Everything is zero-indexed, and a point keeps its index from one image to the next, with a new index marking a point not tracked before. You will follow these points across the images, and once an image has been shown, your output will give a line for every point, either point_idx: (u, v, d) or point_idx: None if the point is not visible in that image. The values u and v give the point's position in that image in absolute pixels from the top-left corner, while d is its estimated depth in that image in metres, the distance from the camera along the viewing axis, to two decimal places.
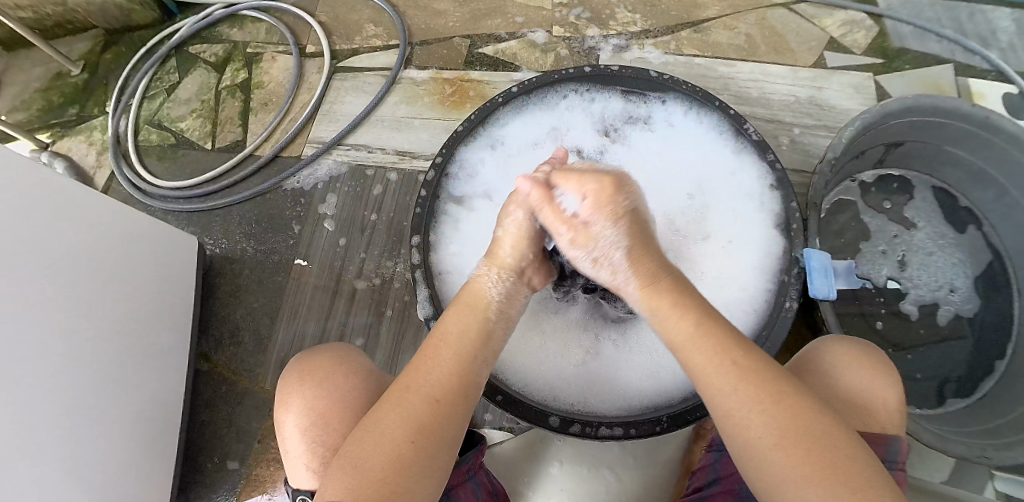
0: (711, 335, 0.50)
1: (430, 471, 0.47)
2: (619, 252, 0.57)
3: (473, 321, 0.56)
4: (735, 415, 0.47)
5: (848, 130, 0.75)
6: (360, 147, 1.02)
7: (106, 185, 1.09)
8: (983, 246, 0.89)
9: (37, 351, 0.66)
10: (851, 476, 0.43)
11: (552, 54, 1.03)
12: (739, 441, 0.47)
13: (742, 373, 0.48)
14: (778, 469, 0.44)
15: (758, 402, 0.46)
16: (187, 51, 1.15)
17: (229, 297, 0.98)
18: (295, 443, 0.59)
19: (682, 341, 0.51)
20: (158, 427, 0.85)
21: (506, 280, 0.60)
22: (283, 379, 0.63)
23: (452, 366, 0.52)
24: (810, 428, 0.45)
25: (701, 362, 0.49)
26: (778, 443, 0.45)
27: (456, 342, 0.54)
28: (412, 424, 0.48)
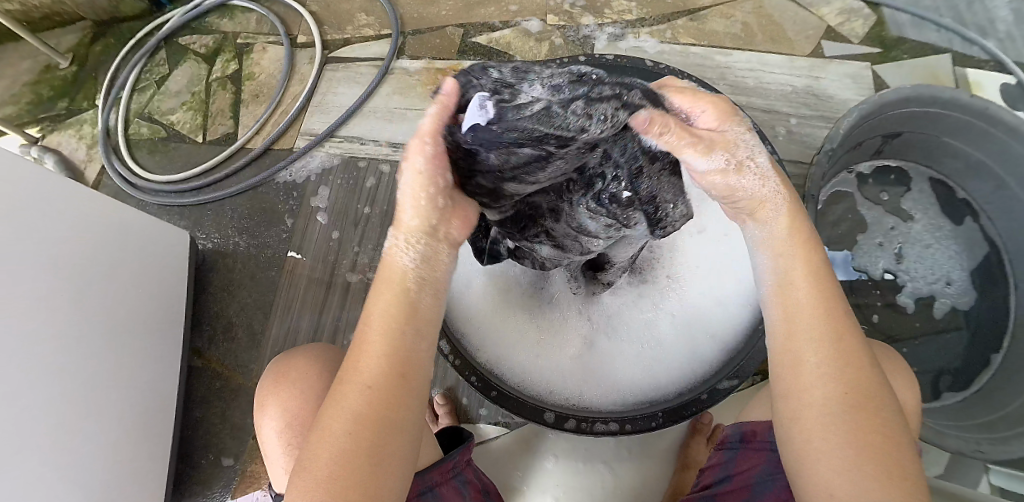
0: (817, 305, 0.45)
1: (384, 462, 0.42)
2: (683, 151, 0.46)
3: (407, 299, 0.45)
4: (809, 369, 0.43)
5: (845, 121, 0.75)
6: (352, 139, 1.00)
7: (96, 180, 1.08)
8: (980, 239, 0.88)
9: (32, 348, 0.66)
10: (896, 467, 0.40)
11: (546, 43, 1.01)
12: (796, 417, 0.43)
13: (841, 350, 0.43)
14: (828, 432, 0.41)
15: (835, 395, 0.42)
16: (177, 42, 1.13)
17: (222, 293, 0.97)
18: (273, 446, 0.58)
19: (793, 280, 0.46)
20: (152, 425, 0.84)
21: (421, 241, 0.47)
22: (261, 386, 0.62)
23: (386, 350, 0.44)
24: (881, 416, 0.42)
25: (797, 308, 0.45)
26: (844, 428, 0.41)
27: (392, 320, 0.45)
28: (350, 419, 0.42)
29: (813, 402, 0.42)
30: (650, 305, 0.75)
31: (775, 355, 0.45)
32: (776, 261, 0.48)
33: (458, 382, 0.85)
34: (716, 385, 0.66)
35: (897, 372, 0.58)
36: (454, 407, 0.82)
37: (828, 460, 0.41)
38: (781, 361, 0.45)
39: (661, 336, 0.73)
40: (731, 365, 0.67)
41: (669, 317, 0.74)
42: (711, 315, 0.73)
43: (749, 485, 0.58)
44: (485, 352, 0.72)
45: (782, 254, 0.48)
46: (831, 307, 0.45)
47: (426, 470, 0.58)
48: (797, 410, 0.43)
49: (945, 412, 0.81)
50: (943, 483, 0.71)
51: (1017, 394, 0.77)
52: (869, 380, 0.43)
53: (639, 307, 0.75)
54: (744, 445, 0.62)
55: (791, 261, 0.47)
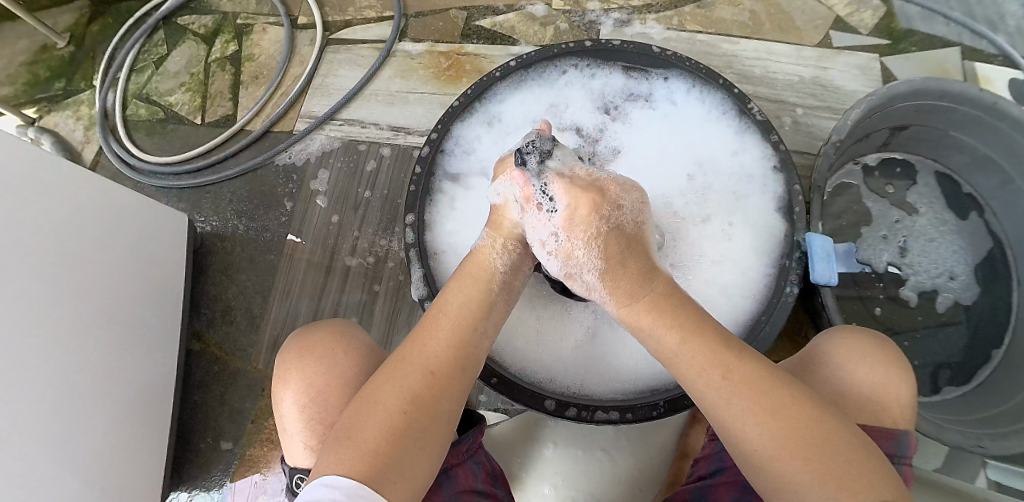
0: (711, 362, 0.48)
1: (427, 447, 0.46)
2: (592, 272, 0.56)
3: (476, 294, 0.54)
4: (720, 410, 0.47)
5: (854, 112, 0.73)
6: (352, 122, 0.99)
7: (94, 161, 1.06)
8: (984, 233, 0.88)
9: (30, 331, 0.65)
10: (836, 466, 0.42)
11: (550, 28, 1.00)
12: (758, 480, 0.45)
13: (730, 380, 0.47)
14: (761, 456, 0.45)
15: (768, 436, 0.44)
16: (176, 22, 1.11)
17: (223, 276, 0.96)
18: (293, 420, 0.57)
19: (658, 325, 0.52)
20: (150, 408, 0.83)
21: (511, 251, 0.58)
22: (282, 355, 0.61)
23: (453, 337, 0.51)
24: (797, 423, 0.44)
25: (673, 350, 0.51)
26: (775, 448, 0.44)
27: (461, 316, 0.52)
28: (407, 396, 0.46)
29: (756, 452, 0.45)
30: None
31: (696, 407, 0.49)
32: (654, 336, 0.52)
33: None
34: None
35: (885, 359, 0.56)
36: None
37: (779, 483, 0.44)
38: (715, 418, 0.48)
39: None
40: None
41: None
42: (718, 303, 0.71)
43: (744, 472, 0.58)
44: None
45: (653, 326, 0.52)
46: (699, 339, 0.50)
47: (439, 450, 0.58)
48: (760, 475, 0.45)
49: (946, 406, 0.81)
50: (940, 477, 0.72)
51: (1018, 390, 0.77)
52: (791, 406, 0.45)
53: None
54: None
55: (662, 328, 0.52)
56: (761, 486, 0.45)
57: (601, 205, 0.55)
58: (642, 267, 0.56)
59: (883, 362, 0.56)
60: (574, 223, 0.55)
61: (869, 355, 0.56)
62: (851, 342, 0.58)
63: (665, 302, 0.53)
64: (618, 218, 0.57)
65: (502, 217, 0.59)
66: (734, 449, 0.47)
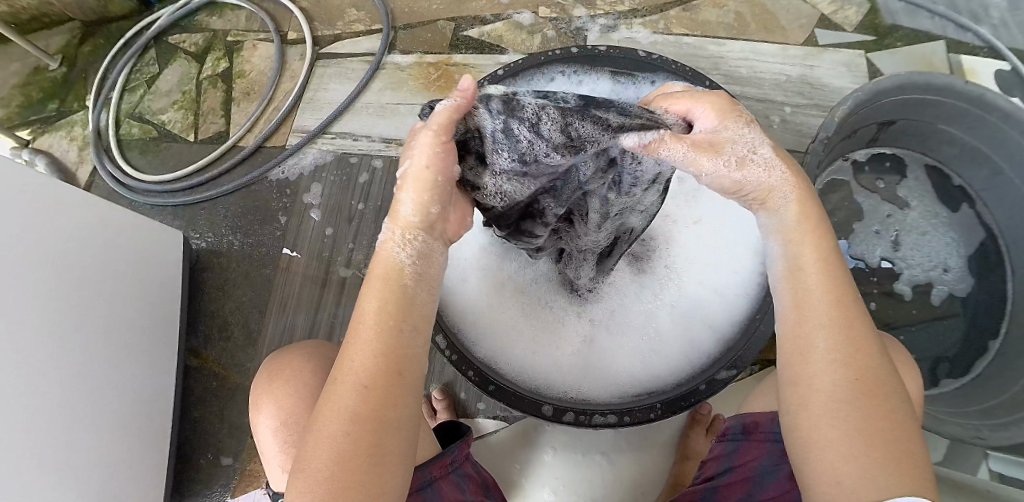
0: (834, 319, 0.44)
1: (385, 463, 0.42)
2: (763, 147, 0.49)
3: (393, 292, 0.45)
4: (813, 362, 0.44)
5: (840, 109, 0.74)
6: (345, 135, 1.00)
7: (88, 181, 1.07)
8: (976, 225, 0.88)
9: (28, 354, 0.66)
10: (899, 450, 0.41)
11: (538, 35, 1.01)
12: (800, 406, 0.44)
13: (845, 339, 0.44)
14: (829, 424, 0.42)
15: (847, 374, 0.43)
16: (167, 41, 1.12)
17: (215, 293, 0.97)
18: (269, 444, 0.58)
19: (807, 269, 0.46)
20: (149, 428, 0.83)
21: (416, 240, 0.47)
22: (258, 383, 0.62)
23: (380, 346, 0.44)
24: (881, 396, 0.42)
25: (807, 296, 0.46)
26: (849, 420, 0.42)
27: (383, 318, 0.44)
28: (342, 418, 0.42)
29: (819, 392, 0.43)
30: (649, 296, 0.74)
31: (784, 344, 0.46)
32: (788, 242, 0.48)
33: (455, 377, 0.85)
34: (715, 375, 0.66)
35: (905, 361, 0.58)
36: (452, 402, 0.82)
37: (828, 454, 0.42)
38: (789, 355, 0.45)
39: (660, 328, 0.73)
40: (732, 354, 0.67)
41: (669, 309, 0.74)
42: (708, 304, 0.73)
43: (750, 476, 0.58)
44: (481, 347, 0.71)
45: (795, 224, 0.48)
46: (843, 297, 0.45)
47: (423, 464, 0.58)
48: (806, 401, 0.43)
49: (945, 399, 0.81)
50: (941, 470, 0.72)
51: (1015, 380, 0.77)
52: (869, 366, 0.43)
53: (638, 297, 0.75)
54: (747, 436, 0.61)
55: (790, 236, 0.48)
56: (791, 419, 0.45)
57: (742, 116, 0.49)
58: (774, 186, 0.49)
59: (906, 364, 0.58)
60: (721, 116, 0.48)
61: (889, 355, 0.58)
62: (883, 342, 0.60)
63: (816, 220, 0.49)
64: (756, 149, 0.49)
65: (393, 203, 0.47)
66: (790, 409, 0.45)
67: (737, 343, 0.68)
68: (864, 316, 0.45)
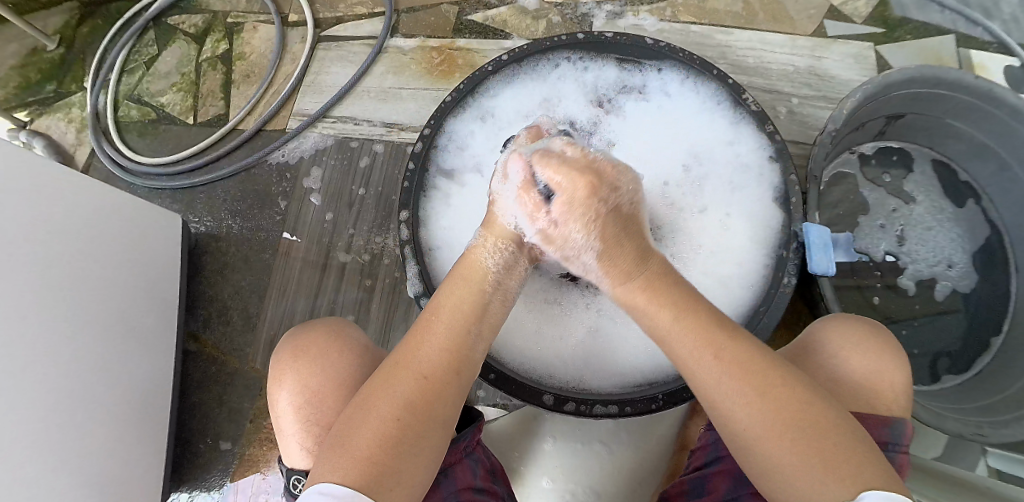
0: (702, 339, 0.48)
1: (422, 450, 0.45)
2: (587, 255, 0.57)
3: (470, 298, 0.53)
4: (706, 387, 0.47)
5: (850, 100, 0.73)
6: (345, 119, 0.98)
7: (86, 164, 1.06)
8: (981, 221, 0.87)
9: (26, 336, 0.65)
10: (834, 445, 0.42)
11: (543, 21, 0.99)
12: (727, 420, 0.46)
13: (727, 361, 0.46)
14: (754, 435, 0.44)
15: (749, 405, 0.45)
16: (167, 22, 1.10)
17: (216, 276, 0.96)
18: (288, 420, 0.57)
19: (652, 310, 0.52)
20: (148, 412, 0.83)
21: (503, 249, 0.58)
22: (277, 355, 0.61)
23: (445, 343, 0.50)
24: (778, 397, 0.44)
25: (669, 330, 0.50)
26: (766, 425, 0.44)
27: (452, 320, 0.51)
28: (401, 403, 0.46)
29: (744, 431, 0.45)
30: None
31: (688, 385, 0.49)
32: (647, 314, 0.52)
33: None
34: None
35: (876, 348, 0.56)
36: None
37: (790, 476, 0.42)
38: (708, 407, 0.48)
39: None
40: None
41: None
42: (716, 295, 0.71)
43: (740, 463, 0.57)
44: None
45: (646, 306, 0.52)
46: (701, 320, 0.49)
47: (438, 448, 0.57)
48: (722, 416, 0.46)
49: (946, 395, 0.80)
50: (941, 466, 0.72)
51: (1019, 377, 0.77)
52: (780, 386, 0.45)
53: None
54: None
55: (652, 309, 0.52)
56: (737, 447, 0.46)
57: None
58: (641, 248, 0.55)
59: (870, 345, 0.56)
60: None
61: (865, 346, 0.56)
62: (841, 331, 0.58)
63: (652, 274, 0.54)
64: (618, 201, 0.56)
65: (495, 217, 0.60)
66: (723, 430, 0.47)
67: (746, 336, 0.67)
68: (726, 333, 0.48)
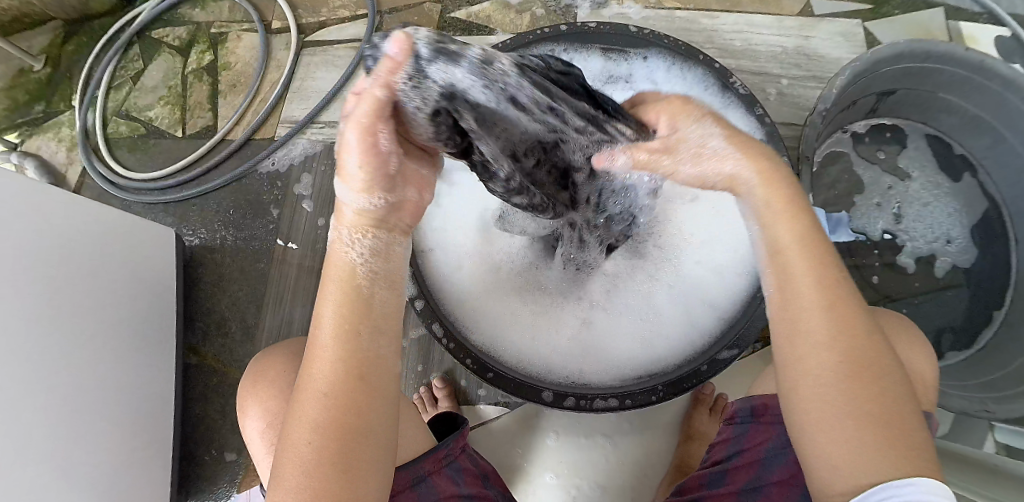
0: (830, 300, 0.42)
1: (354, 470, 0.40)
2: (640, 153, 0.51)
3: (349, 296, 0.43)
4: (804, 348, 0.42)
5: (839, 79, 0.72)
6: (334, 124, 0.98)
7: (78, 182, 1.05)
8: (978, 194, 0.87)
9: (29, 359, 0.65)
10: (904, 443, 0.39)
11: (527, 14, 0.98)
12: (798, 393, 0.42)
13: (837, 320, 0.41)
14: (826, 413, 0.40)
15: (839, 362, 0.41)
16: (150, 35, 1.10)
17: (211, 288, 0.96)
18: (259, 446, 0.58)
19: (789, 252, 0.44)
20: (151, 428, 0.83)
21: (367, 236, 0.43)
22: (242, 384, 0.62)
23: (338, 351, 0.41)
24: (879, 379, 0.40)
25: (791, 283, 0.44)
26: (847, 409, 0.40)
27: (338, 324, 0.42)
28: (313, 429, 0.40)
29: (816, 372, 0.41)
30: (646, 278, 0.74)
31: (778, 336, 0.44)
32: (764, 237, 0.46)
33: (456, 366, 0.83)
34: (717, 355, 0.65)
35: (917, 344, 0.56)
36: (453, 390, 0.81)
37: (833, 446, 0.40)
38: (786, 337, 0.43)
39: (660, 308, 0.72)
40: (732, 334, 0.66)
41: (668, 289, 0.73)
42: (707, 283, 0.72)
43: (759, 459, 0.56)
44: (481, 334, 0.70)
45: (771, 225, 0.46)
46: (829, 278, 0.43)
47: (412, 461, 0.57)
48: (803, 388, 0.42)
49: (950, 372, 0.80)
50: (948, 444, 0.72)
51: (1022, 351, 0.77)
52: (865, 342, 0.41)
53: (638, 280, 0.74)
54: (755, 419, 0.60)
55: (784, 231, 0.45)
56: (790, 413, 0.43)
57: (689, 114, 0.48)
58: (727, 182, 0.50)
59: (912, 342, 0.56)
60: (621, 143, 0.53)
61: (907, 340, 0.56)
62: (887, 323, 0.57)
63: (791, 198, 0.46)
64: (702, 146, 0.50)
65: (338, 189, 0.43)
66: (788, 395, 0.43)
67: (737, 321, 0.67)
68: (851, 299, 0.43)
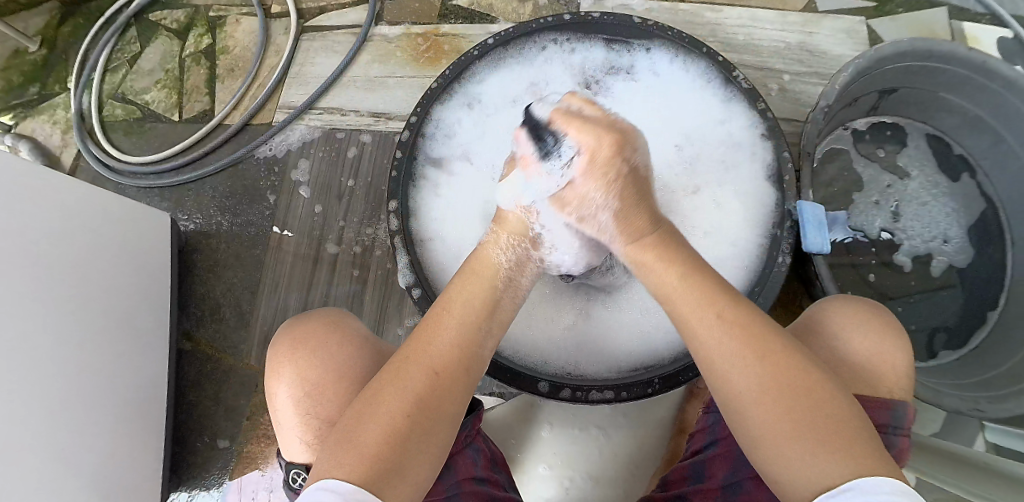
0: (738, 332, 0.45)
1: (429, 446, 0.44)
2: (605, 213, 0.56)
3: (480, 292, 0.52)
4: (727, 376, 0.45)
5: (841, 76, 0.72)
6: (332, 110, 0.97)
7: (73, 165, 1.04)
8: (976, 195, 0.87)
9: (22, 341, 0.65)
10: (847, 437, 0.40)
11: (529, 4, 0.98)
12: (735, 415, 0.45)
13: (746, 347, 0.45)
14: (765, 427, 0.43)
15: (758, 378, 0.44)
16: (148, 18, 1.08)
17: (207, 273, 0.95)
18: (287, 414, 0.56)
19: (673, 295, 0.49)
20: (144, 413, 0.82)
21: (515, 246, 0.57)
22: (275, 347, 0.60)
23: (457, 337, 0.49)
24: (801, 389, 0.43)
25: (691, 325, 0.47)
26: (773, 422, 0.42)
27: (462, 319, 0.50)
28: (412, 396, 0.45)
29: (739, 395, 0.44)
30: None
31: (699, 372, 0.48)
32: (654, 273, 0.52)
33: None
34: None
35: (881, 330, 0.55)
36: None
37: (791, 455, 0.41)
38: (704, 368, 0.47)
39: (659, 301, 0.72)
40: None
41: None
42: None
43: (734, 450, 0.56)
44: None
45: (654, 265, 0.52)
46: (718, 312, 0.47)
47: None
48: (736, 412, 0.45)
49: (943, 370, 0.80)
50: (939, 441, 0.72)
51: (1016, 351, 0.77)
52: (778, 358, 0.44)
53: None
54: None
55: (660, 272, 0.51)
56: (737, 428, 0.45)
57: (622, 148, 0.54)
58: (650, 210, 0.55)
59: (874, 329, 0.55)
60: (593, 167, 0.54)
61: (865, 326, 0.55)
62: (846, 311, 0.57)
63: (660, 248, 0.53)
64: (635, 163, 0.56)
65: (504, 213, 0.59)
66: (731, 419, 0.46)
67: None
68: (751, 324, 0.46)
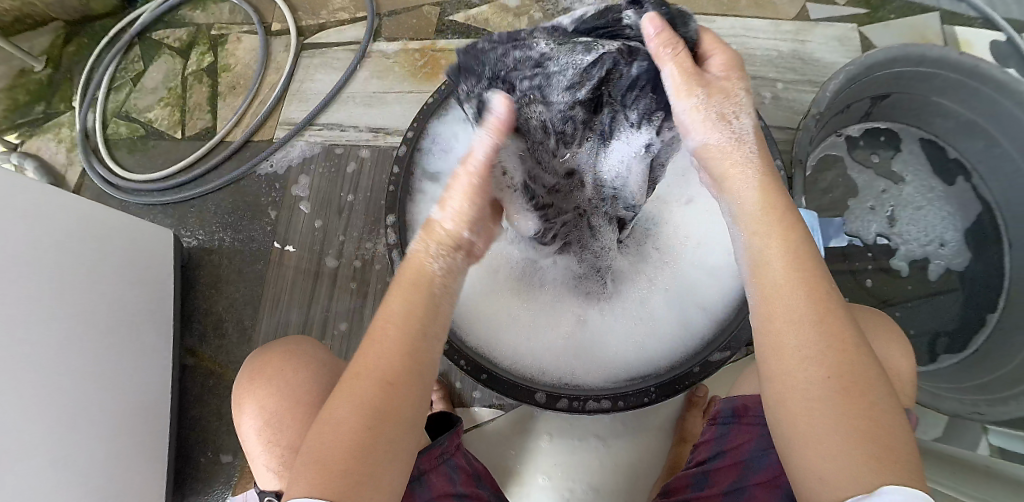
0: (821, 311, 0.43)
1: (395, 460, 0.43)
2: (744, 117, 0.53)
3: (420, 297, 0.48)
4: (793, 356, 0.42)
5: (833, 83, 0.73)
6: (332, 125, 0.98)
7: (78, 183, 1.06)
8: (972, 198, 0.87)
9: (27, 359, 0.66)
10: (895, 449, 0.39)
11: (525, 18, 0.99)
12: (786, 403, 0.42)
13: (815, 320, 0.42)
14: (823, 427, 0.40)
15: (820, 370, 0.41)
16: (151, 37, 1.10)
17: (209, 289, 0.96)
18: (255, 443, 0.58)
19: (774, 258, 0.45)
20: (146, 428, 0.83)
21: (450, 253, 0.50)
22: (239, 380, 0.62)
23: (401, 346, 0.45)
24: (867, 385, 0.41)
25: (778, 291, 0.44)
26: (839, 413, 0.40)
27: (406, 326, 0.46)
28: (365, 414, 0.42)
29: (796, 350, 0.42)
30: (642, 280, 0.74)
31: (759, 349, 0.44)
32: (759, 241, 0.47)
33: (451, 367, 0.84)
34: (709, 357, 0.66)
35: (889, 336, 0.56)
36: (448, 392, 0.81)
37: (826, 459, 0.40)
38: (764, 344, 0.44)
39: (653, 311, 0.73)
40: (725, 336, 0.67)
41: (663, 293, 0.73)
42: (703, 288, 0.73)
43: (741, 463, 0.57)
44: (474, 334, 0.70)
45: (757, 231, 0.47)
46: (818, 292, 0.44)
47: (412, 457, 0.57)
48: (785, 395, 0.42)
49: (942, 375, 0.81)
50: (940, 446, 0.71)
51: (1016, 353, 0.77)
52: (858, 352, 0.42)
53: (632, 283, 0.74)
54: (736, 420, 0.60)
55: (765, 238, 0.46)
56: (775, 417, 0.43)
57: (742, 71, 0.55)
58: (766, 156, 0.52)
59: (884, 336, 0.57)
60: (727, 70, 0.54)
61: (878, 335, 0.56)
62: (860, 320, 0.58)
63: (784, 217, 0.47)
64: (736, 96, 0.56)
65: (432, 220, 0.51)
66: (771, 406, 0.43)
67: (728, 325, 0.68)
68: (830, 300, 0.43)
